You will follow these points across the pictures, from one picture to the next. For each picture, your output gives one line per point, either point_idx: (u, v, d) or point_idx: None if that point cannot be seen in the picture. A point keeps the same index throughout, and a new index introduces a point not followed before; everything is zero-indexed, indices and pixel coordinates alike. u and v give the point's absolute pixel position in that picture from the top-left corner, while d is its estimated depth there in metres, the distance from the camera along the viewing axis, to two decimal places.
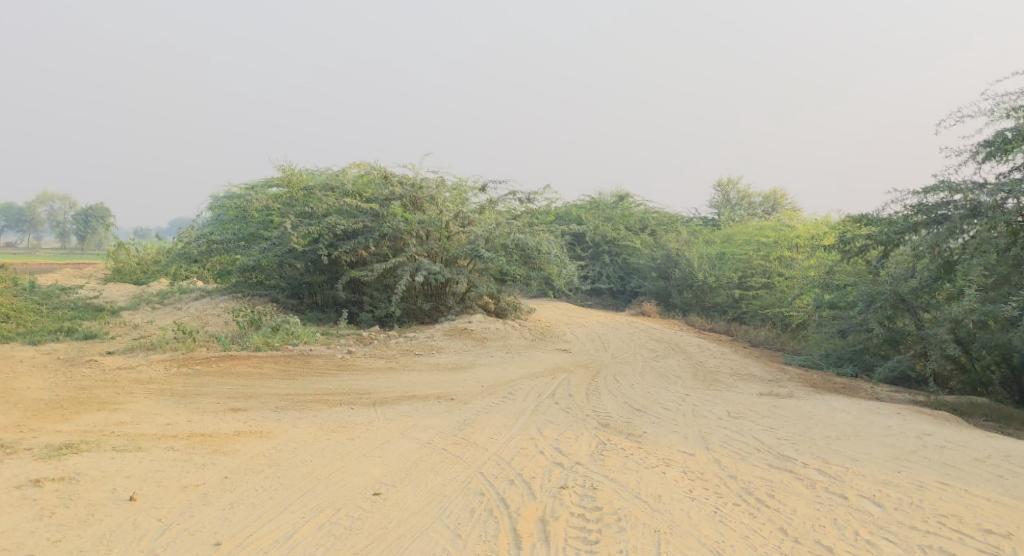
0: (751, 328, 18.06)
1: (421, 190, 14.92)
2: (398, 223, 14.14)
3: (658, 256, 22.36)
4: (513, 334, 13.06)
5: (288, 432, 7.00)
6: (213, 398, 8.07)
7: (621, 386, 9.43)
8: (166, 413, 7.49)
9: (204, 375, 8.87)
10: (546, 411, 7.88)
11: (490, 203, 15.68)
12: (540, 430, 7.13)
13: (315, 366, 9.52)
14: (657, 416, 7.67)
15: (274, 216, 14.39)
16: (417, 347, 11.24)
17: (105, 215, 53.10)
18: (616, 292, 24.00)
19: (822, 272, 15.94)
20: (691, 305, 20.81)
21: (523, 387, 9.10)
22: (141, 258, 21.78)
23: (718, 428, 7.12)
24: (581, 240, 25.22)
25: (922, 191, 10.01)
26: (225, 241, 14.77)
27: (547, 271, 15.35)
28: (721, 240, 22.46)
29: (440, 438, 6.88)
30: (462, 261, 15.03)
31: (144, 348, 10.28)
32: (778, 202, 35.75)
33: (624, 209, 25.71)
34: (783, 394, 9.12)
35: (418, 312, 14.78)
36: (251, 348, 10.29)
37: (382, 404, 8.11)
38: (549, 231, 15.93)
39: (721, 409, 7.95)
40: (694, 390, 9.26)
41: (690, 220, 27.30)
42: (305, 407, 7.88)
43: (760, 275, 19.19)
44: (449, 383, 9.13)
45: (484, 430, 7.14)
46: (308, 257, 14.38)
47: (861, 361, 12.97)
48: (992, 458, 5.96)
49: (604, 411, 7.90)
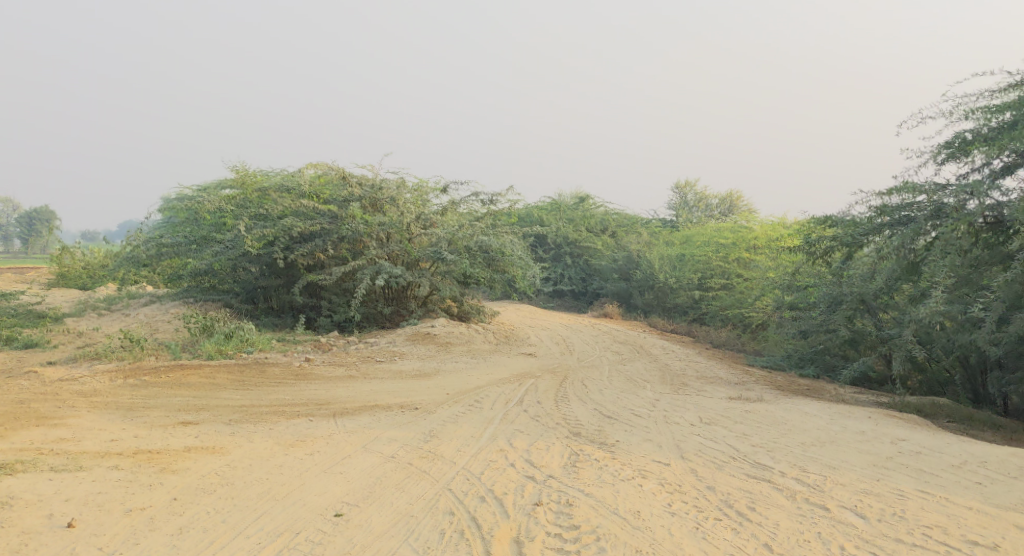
0: (713, 329, 18.06)
1: (381, 191, 14.58)
2: (357, 225, 13.75)
3: (619, 257, 22.30)
4: (477, 339, 12.77)
5: (243, 447, 6.61)
6: (162, 411, 7.61)
7: (589, 391, 9.21)
8: (111, 428, 7.02)
9: (152, 386, 8.38)
10: (515, 421, 7.61)
11: (452, 204, 15.39)
12: (509, 441, 6.86)
13: (271, 375, 9.09)
14: (628, 423, 7.46)
15: (227, 218, 13.85)
16: (378, 353, 10.88)
17: (51, 218, 51.41)
18: (578, 294, 23.86)
19: (784, 273, 15.96)
20: (653, 307, 20.76)
21: (490, 394, 8.81)
22: (87, 262, 20.88)
23: (691, 435, 6.95)
24: (542, 241, 25.02)
25: (886, 193, 10.00)
26: (175, 245, 14.18)
27: (511, 273, 15.09)
28: (681, 242, 22.50)
29: (405, 452, 6.57)
30: (424, 264, 14.67)
31: (88, 358, 9.71)
32: (735, 204, 36.10)
33: (585, 211, 25.62)
34: (752, 398, 8.99)
35: (378, 316, 14.38)
36: (203, 357, 9.81)
37: (342, 415, 7.75)
38: (512, 232, 15.67)
39: (693, 415, 7.79)
40: (663, 395, 9.10)
41: (650, 221, 27.35)
42: (260, 420, 7.48)
43: (720, 276, 19.22)
44: (412, 391, 8.81)
45: (451, 442, 6.84)
46: (263, 261, 13.88)
47: (823, 362, 12.99)
48: (969, 464, 5.88)
49: (574, 419, 7.66)
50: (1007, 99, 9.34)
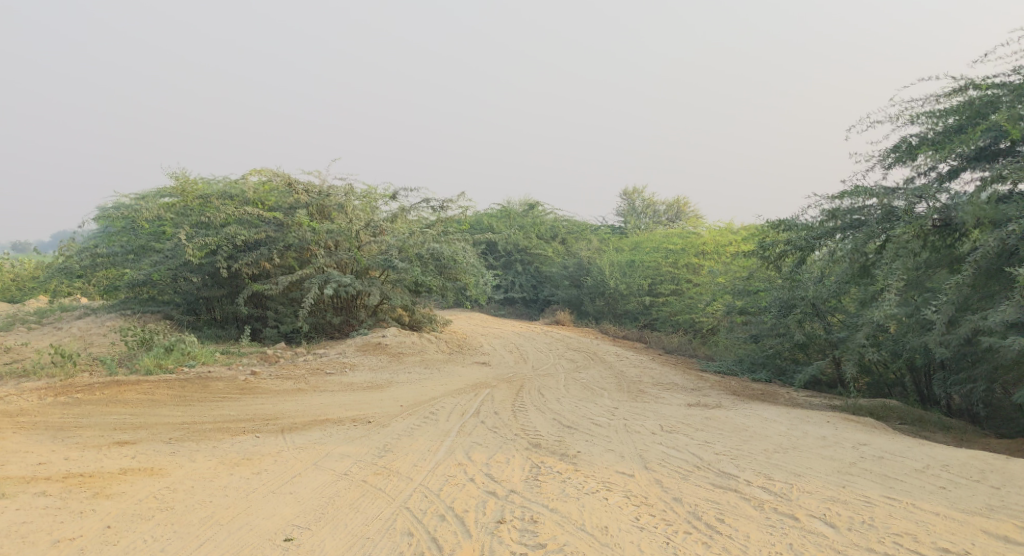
0: (664, 334, 18.09)
1: (329, 198, 14.22)
2: (305, 233, 13.35)
3: (569, 264, 22.24)
4: (430, 348, 12.48)
5: (184, 467, 6.21)
6: (96, 430, 7.14)
7: (547, 400, 9.04)
8: (39, 451, 6.53)
9: (85, 404, 7.86)
10: (473, 433, 7.37)
11: (402, 211, 15.12)
12: (467, 455, 6.61)
13: (214, 390, 8.64)
14: (588, 432, 7.32)
15: (166, 226, 13.26)
16: (328, 365, 10.49)
17: None
18: (529, 301, 23.69)
19: (734, 278, 16.09)
20: (603, 313, 20.74)
21: (445, 405, 8.56)
22: (15, 273, 19.85)
23: (654, 444, 6.85)
24: (492, 248, 24.80)
25: (838, 196, 10.09)
26: (111, 254, 13.52)
27: (463, 281, 14.84)
28: (630, 248, 22.57)
29: (359, 468, 6.27)
30: (374, 272, 14.33)
31: (15, 376, 9.10)
32: (681, 210, 36.53)
33: (534, 217, 25.51)
34: (711, 404, 8.95)
35: (327, 326, 13.97)
36: (141, 372, 9.29)
37: (292, 430, 7.40)
38: (464, 239, 15.44)
39: (654, 423, 7.68)
40: (622, 403, 8.99)
41: (599, 228, 27.40)
42: (203, 438, 7.08)
43: (670, 282, 19.28)
44: (365, 404, 8.50)
45: (406, 457, 6.56)
46: (205, 270, 13.33)
47: (774, 366, 13.06)
48: (931, 469, 5.92)
49: (534, 429, 7.49)
50: (951, 104, 9.53)
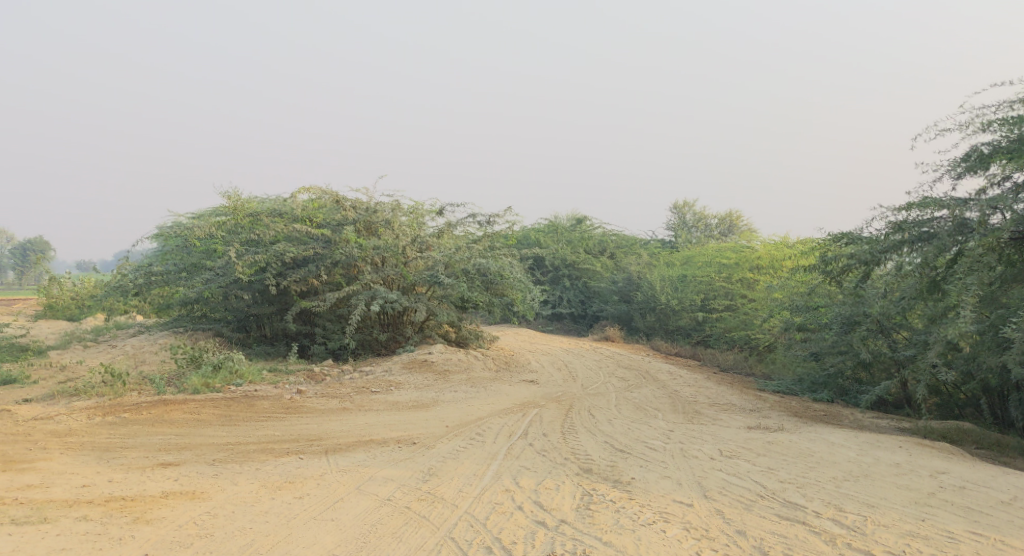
0: (718, 352, 17.54)
1: (376, 214, 14.16)
2: (352, 249, 13.30)
3: (619, 279, 21.85)
4: (477, 365, 12.25)
5: (225, 491, 6.07)
6: (141, 451, 7.07)
7: (598, 422, 8.70)
8: (84, 472, 6.48)
9: (132, 424, 7.83)
10: (521, 456, 7.09)
11: (449, 227, 14.97)
12: (514, 480, 6.33)
13: (260, 409, 8.54)
14: (642, 457, 6.97)
15: (218, 244, 13.39)
16: (373, 383, 10.33)
17: (46, 249, 50.88)
18: (578, 317, 23.33)
19: (791, 293, 15.50)
20: (654, 329, 20.27)
21: (493, 426, 8.30)
22: (75, 292, 20.40)
23: (712, 470, 6.48)
24: (540, 264, 24.52)
25: (905, 208, 9.57)
26: (164, 273, 13.68)
27: (510, 297, 14.60)
28: (682, 262, 22.07)
29: (403, 494, 6.04)
30: (420, 289, 14.20)
31: (67, 395, 9.17)
32: (733, 223, 35.77)
33: (583, 232, 25.19)
34: (772, 427, 8.50)
35: (374, 343, 13.87)
36: (189, 391, 9.27)
37: (336, 452, 7.23)
38: (511, 255, 15.21)
39: (712, 447, 7.29)
40: (677, 425, 8.60)
41: (649, 242, 26.93)
42: (246, 459, 6.95)
43: (722, 297, 18.73)
44: (411, 424, 8.29)
45: (451, 481, 6.31)
46: (255, 287, 13.39)
47: (836, 386, 12.45)
48: (1019, 501, 5.45)
49: (584, 453, 7.17)
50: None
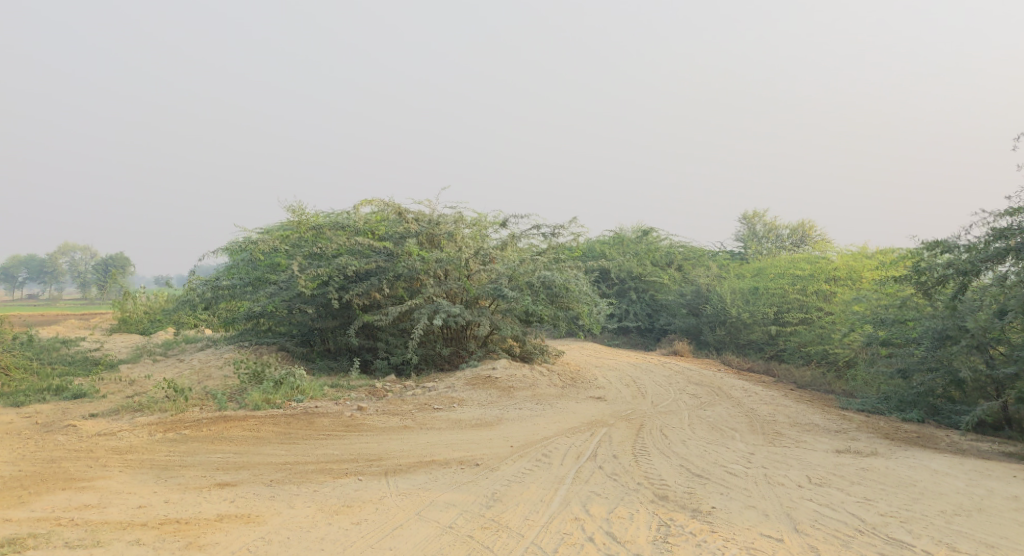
0: (794, 367, 16.66)
1: (439, 226, 13.95)
2: (414, 262, 13.11)
3: (687, 292, 21.12)
4: (541, 381, 11.84)
5: (281, 515, 5.81)
6: (198, 470, 6.92)
7: (671, 442, 8.17)
8: (142, 492, 6.35)
9: (192, 441, 7.71)
10: (590, 480, 6.65)
11: (512, 239, 14.65)
12: (584, 507, 5.89)
13: (319, 426, 8.32)
14: (722, 484, 6.44)
15: (282, 258, 13.43)
16: (435, 400, 10.01)
17: (127, 265, 52.93)
18: (644, 330, 22.64)
19: (874, 304, 14.58)
20: (725, 343, 19.45)
21: (559, 446, 7.87)
22: (148, 306, 20.92)
23: (802, 500, 5.90)
24: (605, 276, 24.01)
25: (1010, 213, 8.79)
26: (229, 287, 13.73)
27: (575, 310, 14.12)
28: (753, 274, 21.20)
29: (464, 521, 5.66)
30: (483, 302, 13.90)
31: (131, 410, 9.17)
32: (806, 234, 34.39)
33: (649, 243, 24.52)
34: (864, 451, 7.81)
35: (437, 358, 13.60)
36: (250, 406, 9.15)
37: (396, 473, 6.92)
38: (576, 267, 14.77)
39: (799, 474, 6.69)
40: (757, 447, 7.99)
41: (717, 254, 26.04)
42: (304, 480, 6.71)
43: (798, 310, 17.84)
44: (473, 444, 7.92)
45: (516, 508, 5.89)
46: (318, 301, 13.33)
47: (927, 405, 11.55)
48: None
49: (658, 477, 6.68)
50: None
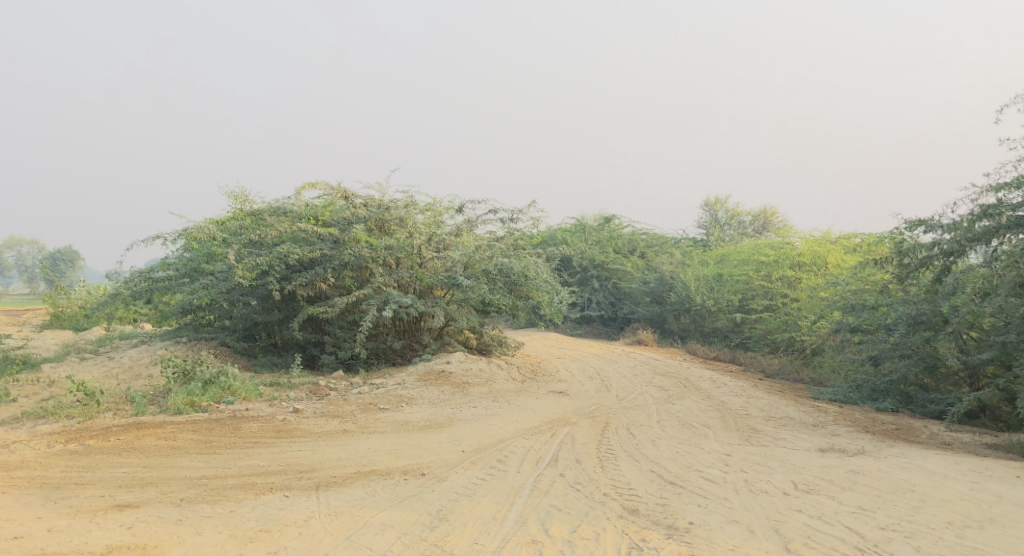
0: (761, 355, 16.12)
1: (389, 211, 12.98)
2: (362, 250, 12.11)
3: (650, 280, 20.51)
4: (499, 375, 11.03)
5: (183, 545, 4.98)
6: (97, 489, 5.93)
7: (640, 443, 7.43)
8: (23, 517, 5.38)
9: (96, 454, 6.70)
10: (550, 490, 5.87)
11: (468, 226, 13.76)
12: (542, 527, 5.13)
13: (247, 433, 7.38)
14: (699, 494, 5.71)
15: (218, 247, 12.33)
16: (381, 399, 9.12)
17: (72, 256, 50.77)
18: (607, 319, 22.01)
19: (844, 290, 14.07)
20: (690, 332, 18.85)
21: (517, 450, 7.08)
22: (84, 301, 19.57)
23: (791, 513, 5.23)
24: (567, 265, 23.26)
25: (998, 189, 8.23)
26: (164, 280, 12.66)
27: (535, 299, 13.28)
28: (717, 261, 20.68)
29: (402, 549, 4.92)
30: (438, 292, 13.03)
31: (35, 418, 8.09)
32: (767, 220, 34.15)
33: (611, 231, 23.83)
34: (849, 450, 7.16)
35: (389, 352, 12.68)
36: (172, 411, 8.17)
37: (329, 487, 6.05)
38: (536, 254, 13.95)
39: (783, 480, 6.02)
40: (734, 448, 7.30)
41: (681, 240, 25.52)
42: (221, 498, 5.80)
43: (763, 297, 17.33)
44: (421, 449, 7.08)
45: (464, 530, 5.14)
46: (259, 293, 12.27)
47: (900, 393, 11.04)
48: None
49: (626, 485, 5.95)
50: None
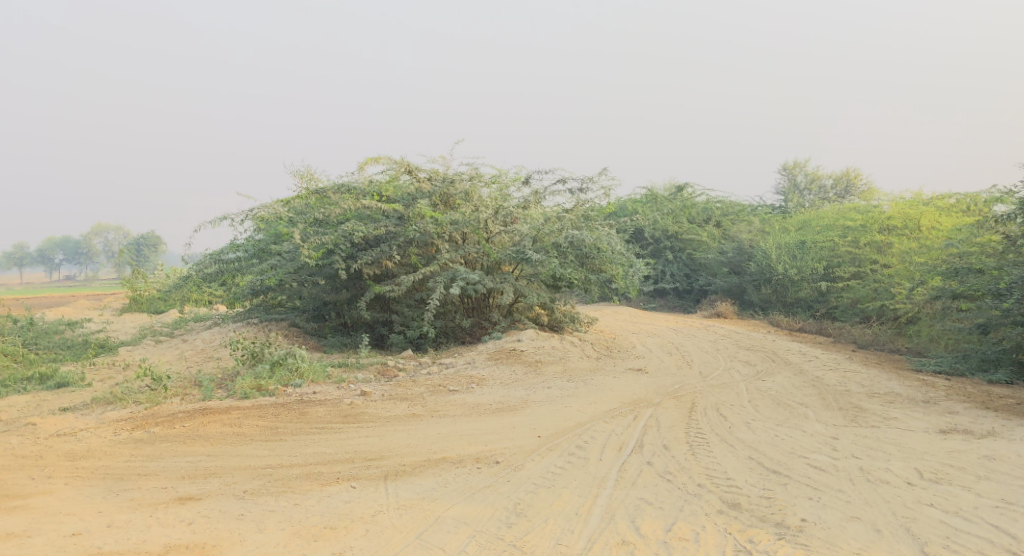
0: (851, 325, 15.07)
1: (454, 185, 12.49)
2: (427, 226, 11.67)
3: (727, 250, 19.50)
4: (573, 353, 10.48)
5: (244, 544, 4.64)
6: (158, 481, 5.65)
7: (733, 426, 6.77)
8: (83, 512, 5.14)
9: (160, 442, 6.46)
10: (638, 481, 5.30)
11: (536, 198, 13.15)
12: (633, 526, 4.59)
13: (313, 419, 7.05)
14: (810, 485, 5.04)
15: (284, 226, 12.08)
16: (451, 380, 8.70)
17: (156, 240, 52.53)
18: (682, 292, 21.13)
19: (944, 254, 12.92)
20: (771, 303, 17.80)
21: (598, 435, 6.52)
22: (160, 284, 19.90)
23: (921, 508, 4.62)
24: (638, 236, 22.41)
25: None
26: (234, 261, 12.53)
27: (609, 273, 12.61)
28: (798, 228, 19.51)
29: (478, 550, 4.46)
30: (506, 267, 12.52)
31: (105, 403, 7.95)
32: (850, 184, 32.28)
33: (684, 200, 22.80)
34: (975, 431, 6.38)
35: (458, 330, 12.29)
36: (238, 396, 7.93)
37: (397, 477, 5.63)
38: (609, 225, 13.25)
39: (905, 467, 5.32)
40: (840, 430, 6.58)
41: (758, 208, 24.29)
42: (286, 490, 5.46)
43: (850, 265, 16.20)
44: (494, 435, 6.59)
45: (544, 528, 4.66)
46: (326, 272, 12.01)
47: (1013, 363, 10.03)
48: None
49: (724, 475, 5.33)
50: None
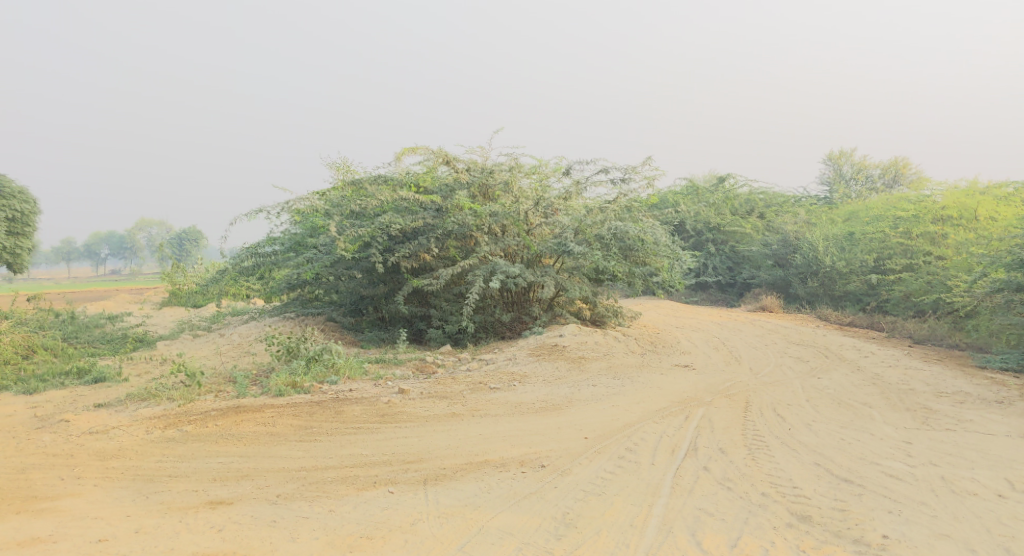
0: (904, 319, 14.39)
1: (493, 175, 12.11)
2: (466, 217, 11.33)
3: (772, 241, 18.84)
4: (617, 348, 10.08)
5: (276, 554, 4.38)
6: (188, 483, 5.42)
7: (794, 427, 6.33)
8: (111, 515, 4.93)
9: (192, 442, 6.24)
10: (697, 488, 4.91)
11: (578, 188, 12.72)
12: (693, 541, 4.21)
13: (349, 418, 6.77)
14: (888, 496, 4.60)
15: (320, 219, 11.83)
16: (492, 377, 8.36)
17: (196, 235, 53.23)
18: (725, 285, 20.53)
19: (1007, 245, 12.23)
20: (818, 296, 16.99)
21: (649, 436, 6.13)
22: (199, 278, 19.96)
23: (1016, 525, 4.17)
24: (679, 229, 21.86)
25: None
26: (270, 255, 12.34)
27: (653, 265, 12.15)
28: (846, 219, 18.78)
29: None
30: (547, 260, 12.13)
31: (139, 399, 7.79)
32: (898, 173, 31.20)
33: (726, 190, 22.16)
34: None
35: (497, 325, 11.96)
36: (273, 393, 7.70)
37: (437, 482, 5.31)
38: (653, 217, 12.77)
39: (992, 476, 4.85)
40: (912, 432, 6.10)
41: (803, 199, 23.53)
42: (321, 494, 5.18)
43: (901, 256, 15.51)
44: (538, 436, 6.24)
45: (597, 542, 4.32)
46: (362, 266, 11.75)
47: None
48: None
49: (790, 483, 4.90)
50: None
